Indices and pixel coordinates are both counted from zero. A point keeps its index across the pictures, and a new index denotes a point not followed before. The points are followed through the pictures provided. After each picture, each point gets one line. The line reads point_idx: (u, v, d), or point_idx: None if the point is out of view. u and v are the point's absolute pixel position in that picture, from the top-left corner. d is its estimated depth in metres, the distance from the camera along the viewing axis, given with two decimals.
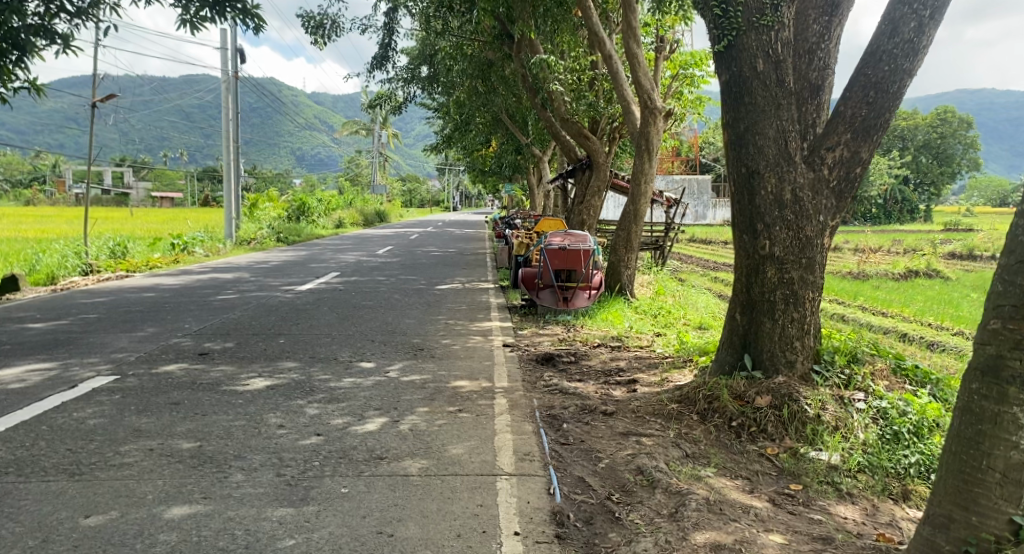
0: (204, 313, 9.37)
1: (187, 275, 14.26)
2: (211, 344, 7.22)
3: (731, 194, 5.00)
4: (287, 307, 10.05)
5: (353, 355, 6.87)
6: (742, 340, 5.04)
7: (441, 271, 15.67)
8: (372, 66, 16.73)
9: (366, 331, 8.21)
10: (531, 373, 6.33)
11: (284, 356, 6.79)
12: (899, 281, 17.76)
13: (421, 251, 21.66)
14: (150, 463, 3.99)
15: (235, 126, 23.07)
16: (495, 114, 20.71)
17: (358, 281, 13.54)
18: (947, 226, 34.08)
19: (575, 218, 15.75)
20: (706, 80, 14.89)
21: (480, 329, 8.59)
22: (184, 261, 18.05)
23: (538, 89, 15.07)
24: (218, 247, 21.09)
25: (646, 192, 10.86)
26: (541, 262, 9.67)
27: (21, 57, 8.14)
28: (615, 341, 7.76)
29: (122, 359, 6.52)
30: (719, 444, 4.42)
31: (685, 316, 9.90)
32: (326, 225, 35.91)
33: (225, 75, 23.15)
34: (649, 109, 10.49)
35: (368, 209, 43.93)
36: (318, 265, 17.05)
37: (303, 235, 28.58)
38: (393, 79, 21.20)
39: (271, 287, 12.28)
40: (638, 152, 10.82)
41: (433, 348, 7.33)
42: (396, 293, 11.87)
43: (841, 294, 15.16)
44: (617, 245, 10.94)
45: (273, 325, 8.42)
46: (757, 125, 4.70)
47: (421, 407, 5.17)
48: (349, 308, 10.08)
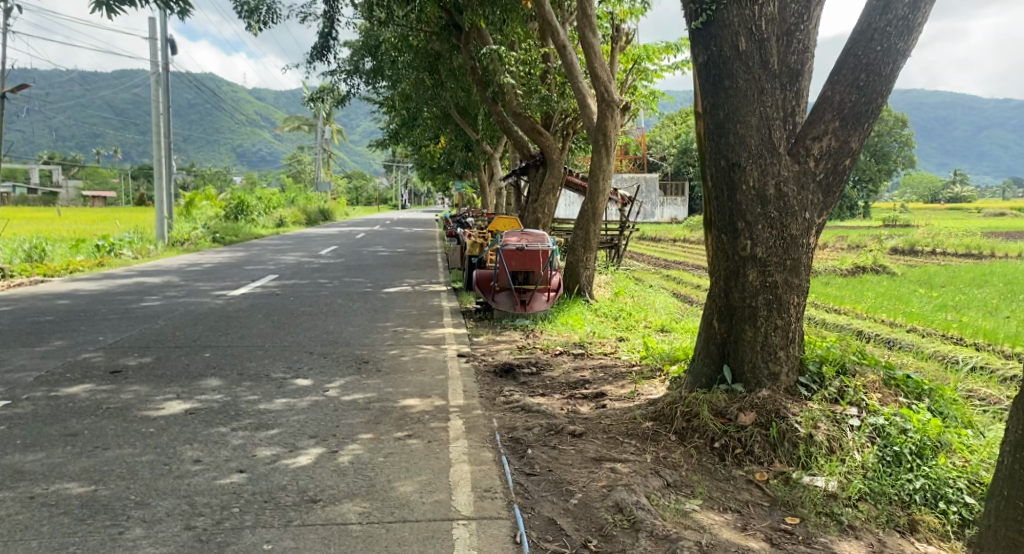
0: (123, 322, 8.48)
1: (109, 279, 13.18)
2: (125, 360, 6.40)
3: (709, 188, 4.51)
4: (218, 315, 9.22)
5: (289, 371, 6.17)
6: (721, 349, 4.56)
7: (387, 273, 14.94)
8: (312, 57, 15.90)
9: (304, 341, 7.49)
10: (489, 387, 5.76)
11: (209, 374, 6.04)
12: (847, 277, 17.78)
13: (367, 251, 20.87)
14: (27, 517, 3.27)
15: (167, 121, 21.80)
16: (444, 109, 20.09)
17: (299, 284, 12.73)
18: (886, 222, 34.78)
19: (529, 217, 15.26)
20: (659, 74, 14.57)
21: (431, 336, 7.97)
22: (110, 263, 16.81)
23: (488, 82, 14.59)
24: (148, 248, 19.85)
25: (603, 189, 10.43)
26: (497, 263, 9.11)
27: None
28: (578, 348, 7.24)
29: (17, 380, 5.67)
30: (702, 470, 3.92)
31: (646, 319, 9.48)
32: (268, 224, 34.64)
33: (154, 67, 21.85)
34: (606, 102, 10.03)
35: (312, 207, 42.66)
36: (256, 267, 16.10)
37: (242, 234, 27.34)
38: (336, 71, 20.37)
39: (202, 292, 11.39)
40: (595, 147, 10.36)
41: (379, 361, 6.67)
42: (339, 297, 11.14)
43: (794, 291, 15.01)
44: (575, 245, 10.45)
45: (201, 336, 7.63)
46: (739, 112, 4.22)
47: (365, 434, 4.54)
48: (287, 314, 9.31)
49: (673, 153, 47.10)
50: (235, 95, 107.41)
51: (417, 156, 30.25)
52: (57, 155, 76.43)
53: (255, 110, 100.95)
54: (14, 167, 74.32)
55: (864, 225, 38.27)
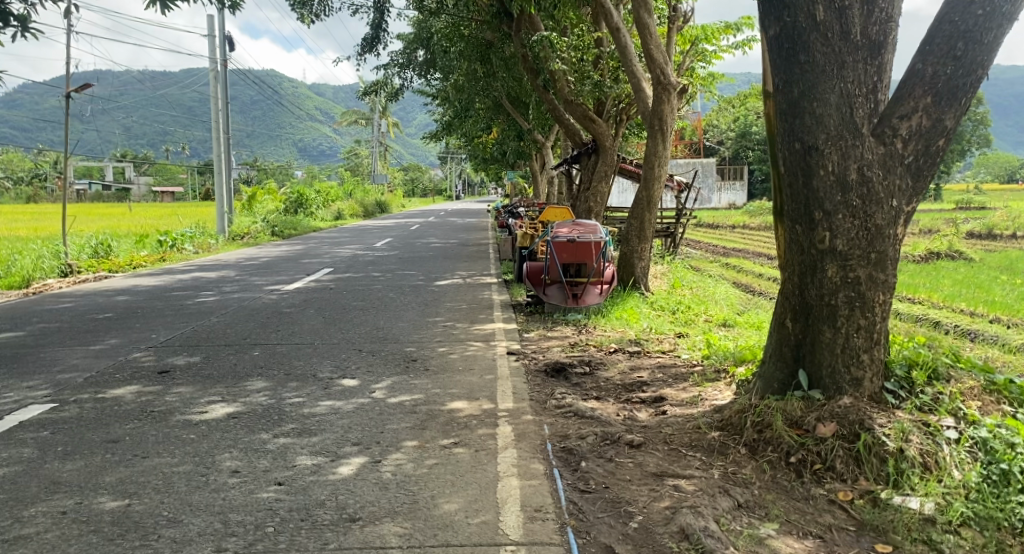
0: (176, 319, 8.49)
1: (169, 274, 13.37)
2: (174, 360, 6.33)
3: (781, 175, 4.09)
4: (270, 310, 9.17)
5: (335, 371, 5.99)
6: (795, 352, 4.17)
7: (439, 265, 14.78)
8: (362, 48, 15.80)
9: (352, 338, 7.32)
10: (539, 389, 5.46)
11: (255, 373, 5.91)
12: (920, 263, 16.78)
13: (421, 243, 20.83)
14: (56, 535, 3.12)
15: (225, 117, 22.14)
16: (495, 98, 19.83)
17: (351, 278, 12.67)
18: (960, 204, 33.01)
19: (582, 206, 14.90)
20: (719, 55, 13.93)
21: (481, 332, 7.71)
22: (172, 258, 17.14)
23: (539, 69, 14.28)
24: (209, 243, 20.20)
25: (660, 176, 9.96)
26: (548, 256, 8.79)
27: None
28: (634, 346, 6.87)
29: (67, 381, 5.64)
30: (777, 488, 3.55)
31: (706, 312, 9.02)
32: (325, 216, 35.11)
33: (213, 64, 22.19)
34: (662, 85, 9.58)
35: (368, 200, 43.07)
36: (311, 260, 16.17)
37: (300, 228, 27.71)
38: (389, 63, 20.31)
39: (257, 287, 11.41)
40: (651, 132, 9.90)
41: (426, 360, 6.43)
42: (391, 291, 10.99)
43: None
44: (629, 235, 10.05)
45: (250, 334, 7.54)
46: (815, 90, 3.79)
47: (409, 441, 4.30)
48: (338, 310, 9.20)
49: (732, 136, 45.72)
50: (293, 90, 109.37)
51: (469, 146, 30.06)
52: (127, 153, 79.35)
53: (312, 104, 102.66)
54: (88, 165, 77.48)
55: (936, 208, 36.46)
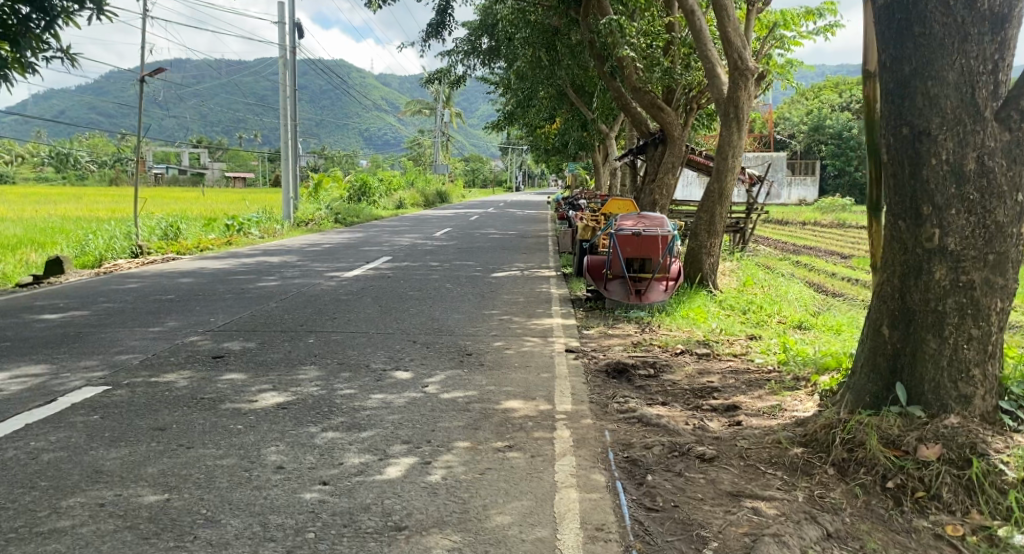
0: (235, 303, 8.47)
1: (233, 258, 13.53)
2: (230, 345, 6.24)
3: (884, 164, 3.66)
4: (327, 297, 9.08)
5: (388, 363, 5.78)
6: (891, 363, 3.74)
7: (499, 256, 14.55)
8: (427, 35, 15.66)
9: (407, 329, 7.12)
10: (600, 391, 5.13)
11: (307, 362, 5.75)
12: None
13: (481, 233, 20.65)
14: (91, 530, 2.98)
15: (292, 103, 22.41)
16: (560, 87, 19.48)
17: (410, 267, 12.54)
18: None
19: (646, 199, 14.44)
20: (798, 42, 13.21)
21: (539, 327, 7.41)
22: (238, 242, 17.40)
23: (607, 55, 14.10)
24: (274, 228, 20.48)
25: (732, 167, 9.42)
26: (611, 249, 8.43)
27: (49, 22, 7.45)
28: (702, 347, 6.45)
29: (123, 363, 5.60)
30: (873, 517, 3.14)
31: (779, 313, 8.50)
32: (388, 205, 35.41)
33: (283, 52, 22.46)
34: (740, 71, 9.07)
35: (430, 189, 43.30)
36: (371, 248, 16.14)
37: (363, 215, 27.95)
38: (453, 50, 20.16)
39: (316, 273, 11.38)
40: (725, 121, 9.38)
41: (482, 354, 6.17)
42: (448, 281, 10.78)
43: None
44: (698, 229, 9.58)
45: (306, 321, 7.43)
46: (930, 66, 3.34)
47: (461, 442, 4.03)
48: (394, 299, 9.04)
49: (803, 130, 44.01)
50: (360, 80, 110.89)
51: (531, 136, 29.70)
52: (203, 140, 81.95)
53: (378, 94, 103.89)
54: (166, 150, 80.36)
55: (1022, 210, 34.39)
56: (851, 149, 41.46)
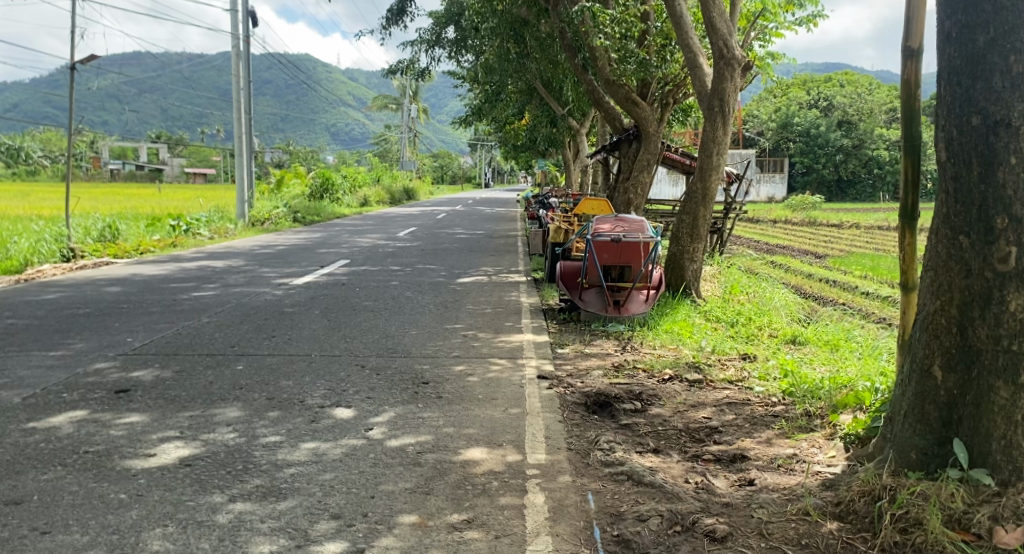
0: (163, 318, 7.46)
1: (175, 262, 12.42)
2: (139, 374, 5.26)
3: (943, 164, 2.96)
4: (269, 310, 8.10)
5: (328, 397, 4.89)
6: (946, 414, 3.02)
7: (466, 259, 13.70)
8: (390, 21, 14.74)
9: (357, 350, 6.23)
10: (579, 433, 4.31)
11: (230, 397, 4.82)
12: None
13: (447, 232, 19.78)
14: None
15: (246, 96, 21.23)
16: (529, 82, 18.69)
17: (367, 271, 11.59)
18: None
19: (620, 199, 13.76)
20: (780, 32, 12.55)
21: (506, 346, 6.55)
22: (184, 244, 16.21)
23: (578, 47, 13.59)
24: (226, 228, 19.28)
25: (717, 165, 8.66)
26: (586, 256, 7.63)
27: None
28: (693, 372, 5.65)
29: (3, 400, 4.61)
30: None
31: (770, 326, 7.79)
32: (353, 203, 34.27)
33: (236, 42, 21.26)
34: (725, 60, 8.35)
35: (397, 186, 42.20)
36: (328, 249, 15.12)
37: (325, 214, 26.80)
38: (417, 41, 19.24)
39: (264, 280, 10.39)
40: (708, 115, 8.62)
41: (440, 383, 5.31)
42: (409, 289, 9.88)
43: None
44: (679, 233, 8.85)
45: (241, 341, 6.47)
46: (1013, 34, 2.70)
47: (407, 516, 3.18)
48: (346, 312, 8.10)
49: (772, 128, 43.75)
50: (324, 74, 108.78)
51: (501, 132, 28.78)
52: (162, 134, 79.32)
53: (345, 89, 102.06)
54: (124, 145, 77.56)
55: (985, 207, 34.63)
56: (818, 147, 41.52)
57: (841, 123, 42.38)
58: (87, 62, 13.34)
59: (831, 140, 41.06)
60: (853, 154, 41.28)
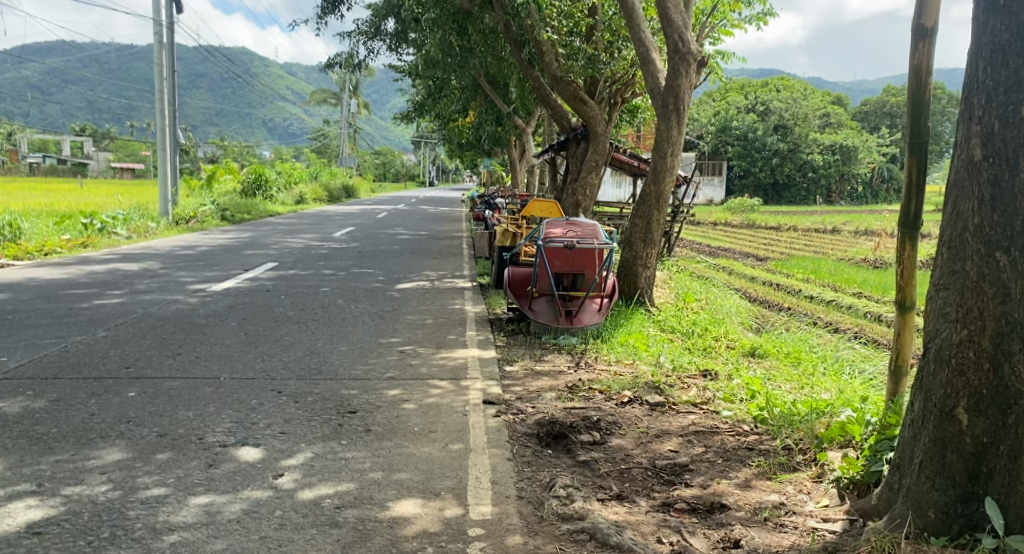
0: (51, 332, 6.50)
1: (81, 265, 11.26)
2: (2, 406, 4.37)
3: (977, 162, 2.48)
4: (180, 321, 7.20)
5: (234, 434, 4.12)
6: (975, 466, 2.51)
7: (406, 262, 12.93)
8: (324, 10, 13.86)
9: (276, 371, 5.45)
10: (533, 476, 3.69)
11: (113, 434, 4.00)
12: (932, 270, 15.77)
13: (386, 233, 18.95)
14: None
15: (169, 86, 19.91)
16: (473, 79, 18.01)
17: (297, 276, 10.72)
18: None
19: (567, 200, 13.24)
20: (731, 31, 12.25)
21: (448, 364, 5.88)
22: (97, 244, 14.91)
23: (523, 41, 12.87)
24: (146, 227, 17.97)
25: (670, 166, 8.18)
26: (536, 262, 7.03)
27: None
28: (654, 394, 5.09)
29: None
30: None
31: (727, 337, 7.33)
32: (288, 200, 32.93)
33: (159, 29, 19.93)
34: (680, 54, 7.87)
35: (335, 183, 40.90)
36: (255, 251, 14.10)
37: (257, 212, 25.50)
38: (355, 33, 18.34)
39: (179, 286, 9.41)
40: (663, 113, 8.13)
41: (370, 412, 4.59)
42: (341, 296, 9.08)
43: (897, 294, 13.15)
44: (632, 237, 8.34)
45: (138, 360, 5.60)
46: None
47: None
48: (267, 323, 7.27)
49: (711, 130, 43.89)
50: (260, 68, 105.53)
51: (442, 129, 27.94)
52: (86, 126, 75.49)
53: (282, 83, 99.18)
54: (44, 137, 73.35)
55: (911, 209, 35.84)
56: (756, 150, 42.08)
57: (777, 127, 43.04)
58: None
59: (768, 143, 41.62)
60: (788, 158, 42.17)
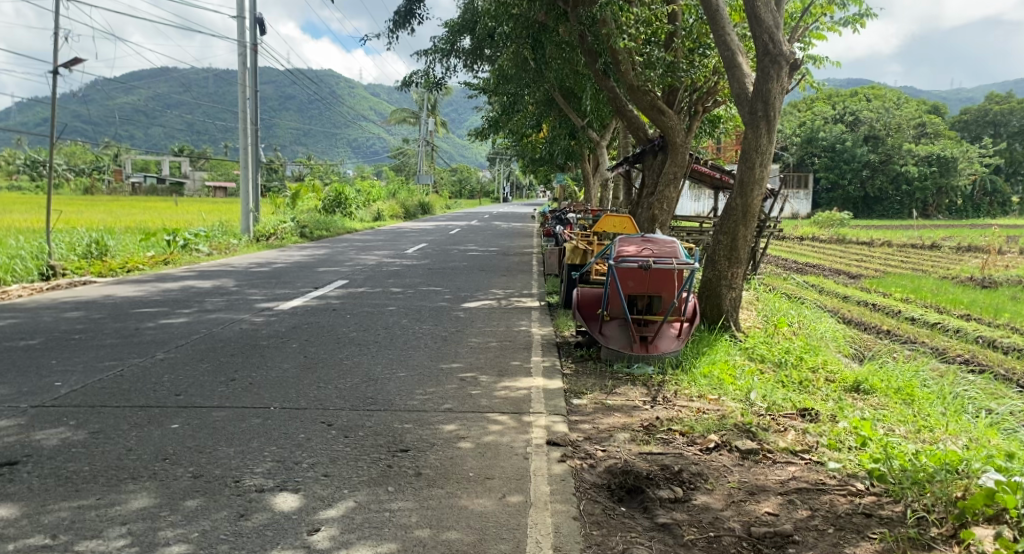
0: (111, 354, 6.37)
1: (158, 283, 11.38)
2: (40, 438, 4.14)
3: None
4: (240, 343, 6.99)
5: (272, 476, 3.75)
6: None
7: (476, 279, 12.56)
8: (397, 25, 13.74)
9: (328, 400, 5.09)
10: (605, 544, 3.15)
11: (145, 474, 3.70)
12: None
13: (458, 249, 18.72)
14: None
15: (252, 106, 20.33)
16: (547, 93, 17.62)
17: (365, 294, 10.48)
18: None
19: (643, 214, 12.59)
20: (822, 34, 11.41)
21: (512, 395, 5.39)
22: (177, 261, 15.19)
23: (599, 51, 12.41)
24: (227, 244, 18.32)
25: (758, 179, 7.49)
26: (609, 284, 6.48)
27: None
28: (746, 438, 4.45)
29: None
30: None
31: (825, 368, 6.55)
32: (367, 217, 33.37)
33: (243, 51, 20.43)
34: (771, 57, 7.21)
35: (412, 200, 41.31)
36: (328, 268, 14.04)
37: (334, 229, 25.81)
38: (430, 50, 18.30)
39: (246, 305, 9.29)
40: (750, 121, 7.45)
41: (423, 451, 4.14)
42: (406, 316, 8.74)
43: (1012, 316, 11.97)
44: (715, 255, 7.69)
45: (189, 386, 5.35)
46: None
47: None
48: (328, 346, 6.97)
49: (796, 142, 42.13)
50: (343, 89, 108.81)
51: (517, 145, 27.70)
52: (183, 147, 79.50)
53: (364, 103, 101.82)
54: (145, 158, 77.64)
55: (1019, 223, 33.18)
56: (845, 162, 40.04)
57: (867, 137, 40.89)
58: (72, 65, 12.40)
59: (857, 155, 39.51)
60: (879, 169, 40.04)
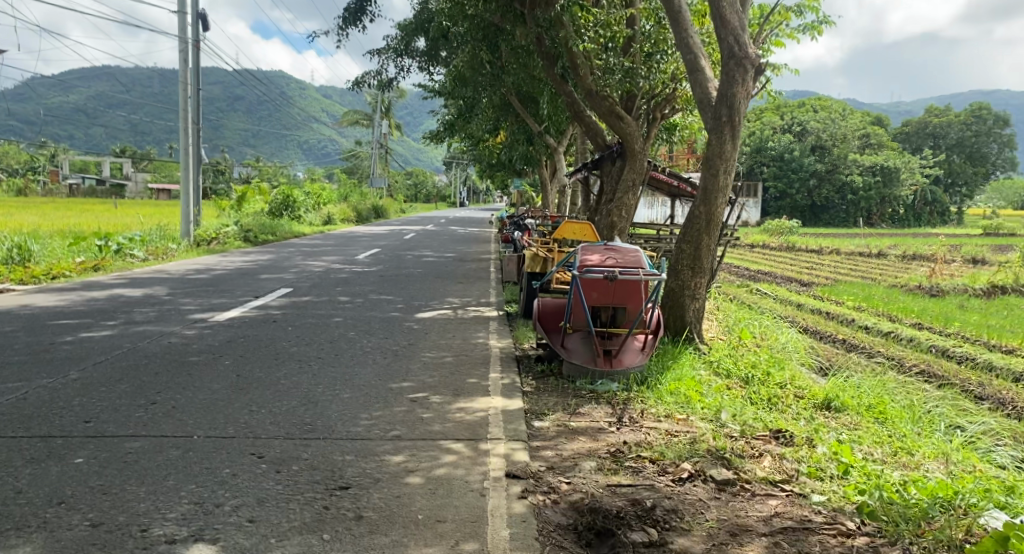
0: (16, 373, 5.70)
1: (84, 291, 10.57)
2: None
3: None
4: (167, 359, 6.37)
5: (186, 522, 3.23)
6: None
7: (429, 287, 12.06)
8: (347, 22, 13.17)
9: (260, 427, 4.55)
10: None
11: (33, 523, 3.15)
12: (989, 301, 15.05)
13: (411, 255, 18.17)
14: None
15: (193, 104, 19.44)
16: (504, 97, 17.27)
17: (310, 304, 9.89)
18: (990, 235, 31.11)
19: (601, 221, 12.28)
20: (782, 41, 11.25)
21: (468, 418, 4.94)
22: (109, 266, 14.30)
23: (557, 55, 12.08)
24: (165, 248, 17.41)
25: (723, 186, 7.21)
26: (570, 295, 6.08)
27: None
28: (720, 467, 4.08)
29: None
30: None
31: (793, 384, 6.26)
32: (317, 220, 32.51)
33: (184, 47, 19.51)
34: (736, 60, 6.93)
35: (365, 203, 40.50)
36: (272, 275, 13.34)
37: (281, 233, 24.94)
38: (383, 51, 17.77)
39: (179, 315, 8.62)
40: (715, 125, 7.16)
41: (365, 489, 3.66)
42: (354, 327, 8.20)
43: (964, 325, 12.04)
44: (678, 265, 7.38)
45: (101, 411, 4.75)
46: None
47: None
48: (266, 362, 6.41)
49: (746, 150, 42.70)
50: (293, 90, 106.72)
51: (473, 150, 27.28)
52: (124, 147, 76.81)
53: (314, 104, 99.93)
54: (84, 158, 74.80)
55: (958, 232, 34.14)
56: (793, 171, 40.58)
57: (815, 147, 41.51)
58: None
59: (805, 165, 40.08)
60: (826, 179, 40.82)
